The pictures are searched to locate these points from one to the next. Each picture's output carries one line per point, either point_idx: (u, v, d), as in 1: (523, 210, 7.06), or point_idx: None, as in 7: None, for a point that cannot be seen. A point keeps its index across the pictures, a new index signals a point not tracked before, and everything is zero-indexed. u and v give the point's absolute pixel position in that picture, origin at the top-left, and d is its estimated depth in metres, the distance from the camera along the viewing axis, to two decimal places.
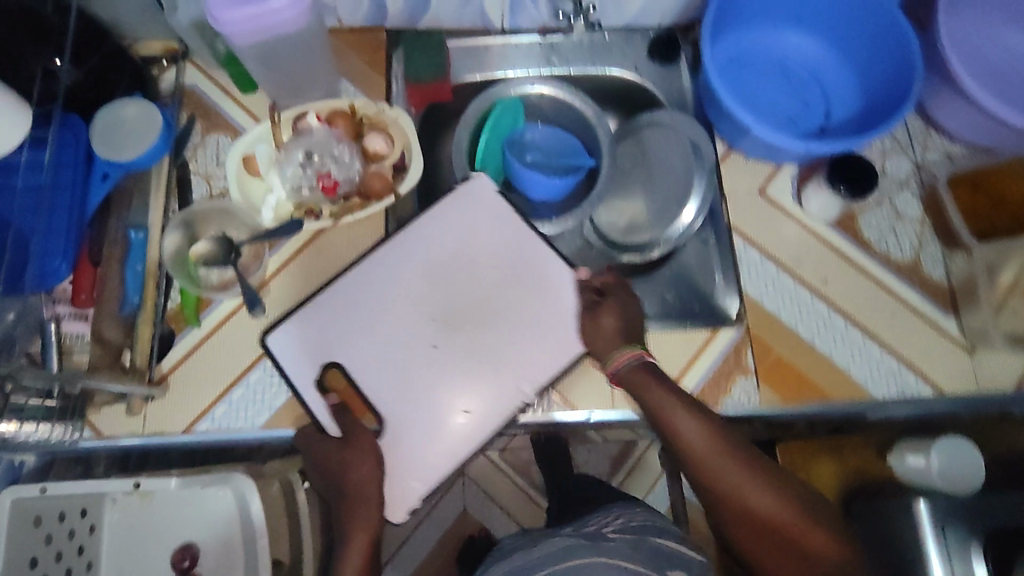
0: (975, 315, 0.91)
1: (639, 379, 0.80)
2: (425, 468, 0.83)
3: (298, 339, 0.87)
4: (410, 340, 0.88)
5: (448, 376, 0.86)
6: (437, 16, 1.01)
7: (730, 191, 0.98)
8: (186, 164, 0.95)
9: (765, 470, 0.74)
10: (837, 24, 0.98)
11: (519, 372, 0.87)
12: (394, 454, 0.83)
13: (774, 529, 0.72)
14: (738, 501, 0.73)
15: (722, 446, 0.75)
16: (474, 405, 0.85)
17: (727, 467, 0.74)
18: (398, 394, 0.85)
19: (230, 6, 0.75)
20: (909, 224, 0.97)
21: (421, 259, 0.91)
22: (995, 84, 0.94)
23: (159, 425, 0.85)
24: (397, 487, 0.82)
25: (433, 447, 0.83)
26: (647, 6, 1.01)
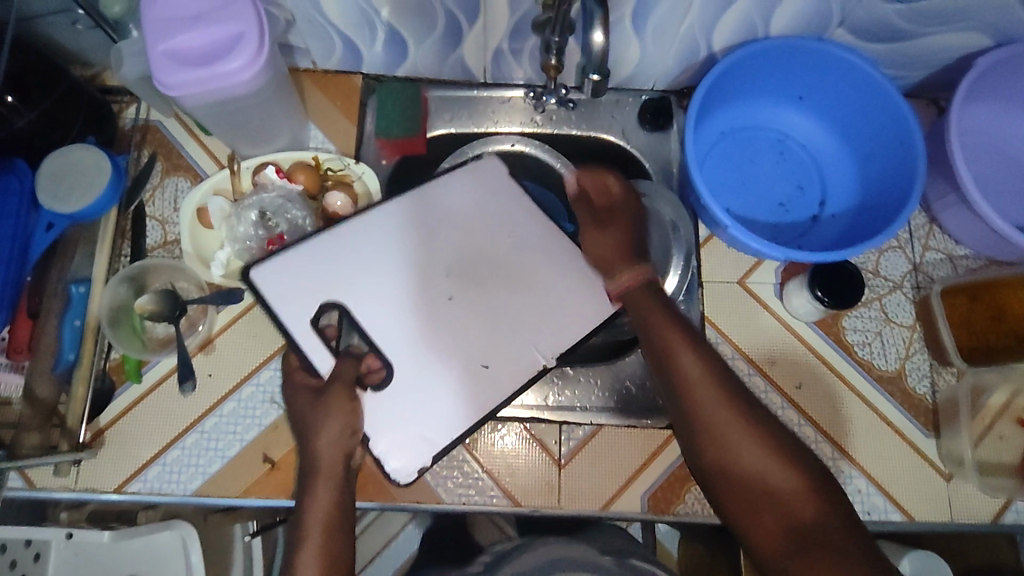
0: (955, 438, 0.85)
1: (640, 300, 0.77)
2: (435, 431, 0.80)
3: (305, 274, 0.84)
4: (428, 293, 0.85)
5: (465, 331, 0.84)
6: (416, 66, 0.96)
7: (709, 279, 0.93)
8: (141, 207, 0.92)
9: (761, 415, 0.69)
10: (840, 107, 0.91)
11: (539, 339, 0.85)
12: (389, 408, 0.80)
13: (756, 482, 0.66)
14: (719, 444, 0.68)
15: (716, 378, 0.70)
16: (494, 360, 0.83)
17: (720, 403, 0.69)
18: (412, 348, 0.83)
19: (179, 69, 0.71)
20: (898, 331, 0.91)
21: (442, 220, 0.89)
22: (987, 186, 0.92)
23: (92, 482, 0.83)
24: (401, 441, 0.79)
25: (448, 402, 0.81)
26: (639, 71, 0.95)
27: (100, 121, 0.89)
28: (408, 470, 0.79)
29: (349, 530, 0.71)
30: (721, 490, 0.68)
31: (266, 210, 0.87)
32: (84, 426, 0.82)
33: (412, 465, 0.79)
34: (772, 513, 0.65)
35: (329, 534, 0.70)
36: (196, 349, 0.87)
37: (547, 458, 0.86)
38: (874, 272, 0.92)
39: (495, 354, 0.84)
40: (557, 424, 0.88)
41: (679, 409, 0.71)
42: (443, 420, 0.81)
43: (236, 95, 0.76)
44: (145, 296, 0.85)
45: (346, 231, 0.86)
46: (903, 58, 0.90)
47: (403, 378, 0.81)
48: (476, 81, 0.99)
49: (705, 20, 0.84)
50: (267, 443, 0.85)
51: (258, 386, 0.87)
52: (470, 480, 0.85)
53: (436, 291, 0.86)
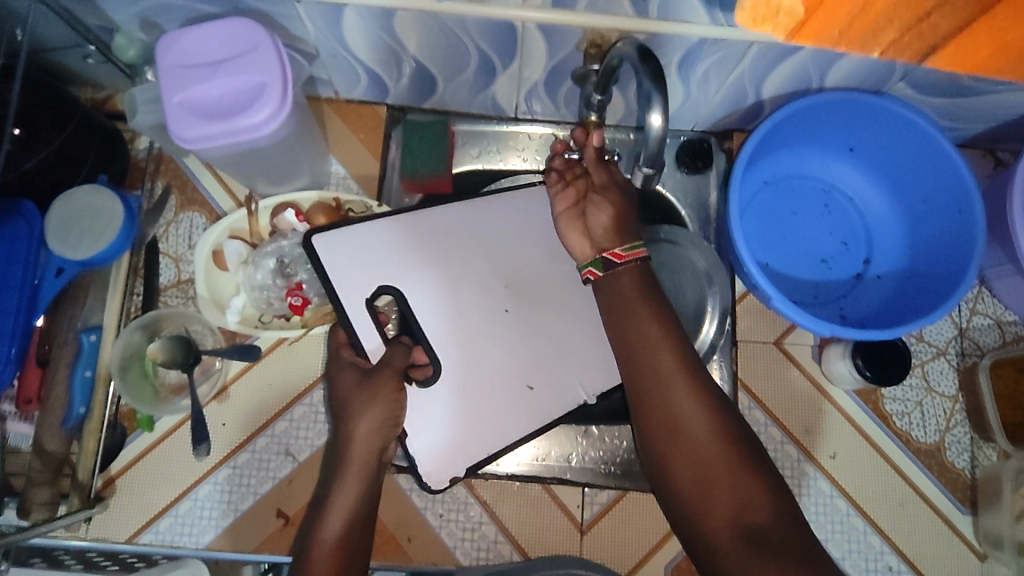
0: (993, 517, 0.82)
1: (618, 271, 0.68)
2: (469, 443, 0.78)
3: (364, 253, 0.78)
4: (483, 301, 0.81)
5: (509, 349, 0.80)
6: (444, 100, 0.90)
7: (742, 339, 0.89)
8: (155, 242, 0.88)
9: (720, 404, 0.64)
10: (895, 163, 0.86)
11: (584, 374, 0.81)
12: (428, 409, 0.77)
13: (709, 479, 0.61)
14: (674, 429, 0.62)
15: (682, 364, 0.64)
16: (540, 383, 0.81)
17: (682, 390, 0.63)
18: (463, 361, 0.79)
19: (196, 123, 0.66)
20: (940, 401, 0.87)
21: (507, 228, 0.83)
22: None
23: (103, 531, 0.81)
24: (437, 451, 0.78)
25: (491, 421, 0.79)
26: (680, 115, 0.90)
27: (111, 154, 0.85)
28: (440, 477, 0.78)
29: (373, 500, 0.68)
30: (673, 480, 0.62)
31: (285, 258, 0.84)
32: (96, 478, 0.81)
33: (444, 474, 0.78)
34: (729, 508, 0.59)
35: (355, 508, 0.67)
36: (211, 398, 0.85)
37: (569, 522, 0.84)
38: (918, 337, 0.88)
39: (542, 376, 0.81)
40: (580, 486, 0.85)
41: (636, 392, 0.65)
42: (483, 439, 0.79)
43: (257, 145, 0.71)
44: (156, 342, 0.82)
45: (408, 221, 0.81)
46: (965, 113, 0.84)
47: (448, 388, 0.78)
48: (506, 116, 0.93)
49: (756, 72, 0.77)
50: (281, 498, 0.83)
51: (273, 438, 0.84)
52: (489, 543, 0.83)
53: (491, 301, 0.81)
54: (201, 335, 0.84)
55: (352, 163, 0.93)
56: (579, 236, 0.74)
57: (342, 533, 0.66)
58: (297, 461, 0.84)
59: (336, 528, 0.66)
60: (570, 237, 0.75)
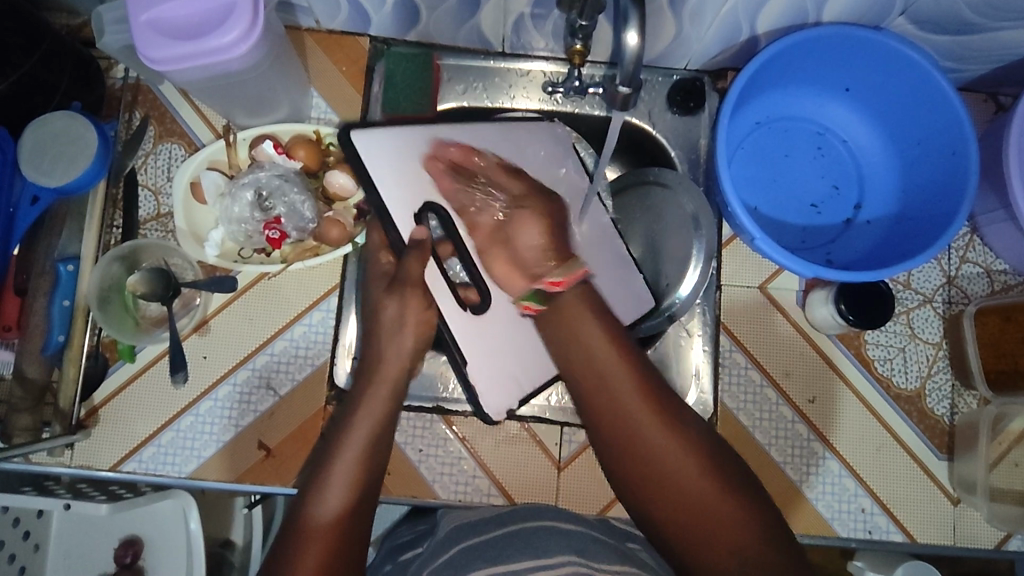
0: (968, 463, 0.82)
1: (569, 309, 0.66)
2: (517, 374, 0.78)
3: (383, 161, 0.74)
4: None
5: None
6: (429, 32, 0.87)
7: (727, 283, 0.88)
8: (134, 173, 0.86)
9: (692, 429, 0.61)
10: (891, 105, 0.84)
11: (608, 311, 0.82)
12: (473, 339, 0.75)
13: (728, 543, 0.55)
14: (677, 495, 0.58)
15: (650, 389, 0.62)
16: None
17: (650, 418, 0.60)
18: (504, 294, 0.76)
19: (164, 43, 0.65)
20: (923, 349, 0.87)
21: (516, 156, 0.80)
22: None
23: (86, 460, 0.82)
24: (489, 382, 0.77)
25: (534, 355, 0.77)
26: (673, 51, 0.86)
27: (85, 82, 0.83)
28: (499, 407, 0.78)
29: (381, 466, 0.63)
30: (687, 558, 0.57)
31: (263, 191, 0.82)
32: (78, 406, 0.81)
33: (503, 404, 0.78)
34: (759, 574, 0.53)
35: (366, 459, 0.62)
36: (191, 331, 0.84)
37: (547, 459, 0.85)
38: (905, 284, 0.87)
39: None
40: (558, 425, 0.86)
41: (624, 465, 0.60)
42: (528, 372, 0.78)
43: (230, 68, 0.70)
44: (137, 274, 0.81)
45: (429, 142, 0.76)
46: (966, 53, 0.81)
47: (493, 320, 0.76)
48: (494, 50, 0.90)
49: (752, 3, 0.74)
50: (262, 430, 0.84)
51: (254, 371, 0.85)
52: (468, 477, 0.84)
53: None
54: (180, 269, 0.84)
55: (334, 96, 0.91)
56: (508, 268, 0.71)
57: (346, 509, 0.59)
58: (277, 395, 0.84)
59: (338, 504, 0.59)
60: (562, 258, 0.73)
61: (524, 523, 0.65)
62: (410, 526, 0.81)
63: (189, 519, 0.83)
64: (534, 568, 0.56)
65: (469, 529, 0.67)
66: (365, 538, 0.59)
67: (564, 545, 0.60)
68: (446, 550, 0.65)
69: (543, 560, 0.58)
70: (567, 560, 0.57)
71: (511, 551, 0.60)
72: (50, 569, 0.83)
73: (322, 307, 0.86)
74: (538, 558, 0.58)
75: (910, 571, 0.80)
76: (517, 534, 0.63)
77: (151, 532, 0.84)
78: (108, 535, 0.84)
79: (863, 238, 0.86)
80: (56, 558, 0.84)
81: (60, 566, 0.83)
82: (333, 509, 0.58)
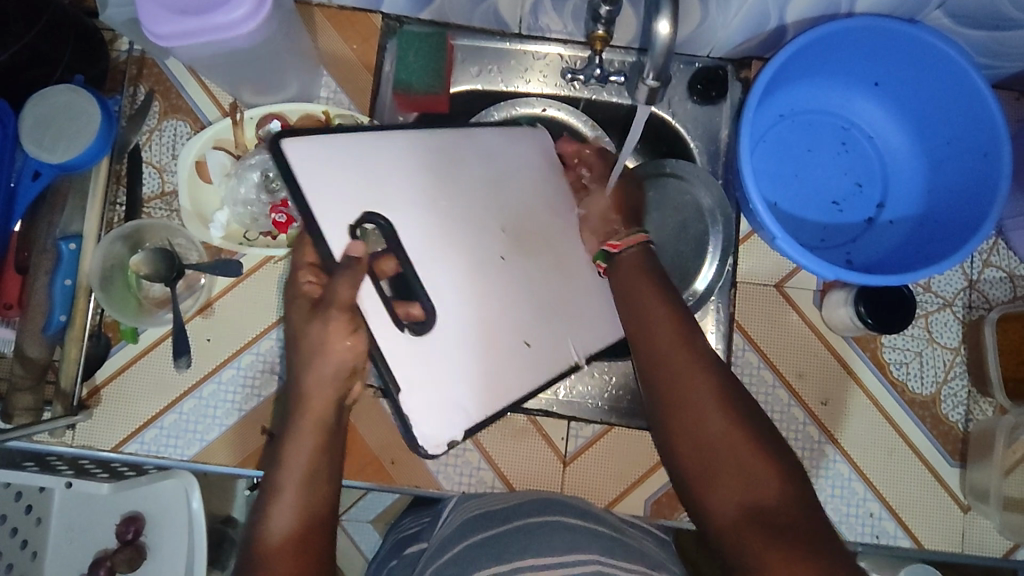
0: (981, 471, 0.81)
1: (627, 278, 0.66)
2: (480, 398, 0.71)
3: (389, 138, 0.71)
4: (479, 248, 0.72)
5: (507, 296, 0.72)
6: (443, 11, 0.84)
7: (742, 280, 0.86)
8: (138, 150, 0.84)
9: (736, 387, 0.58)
10: (919, 100, 0.81)
11: (579, 332, 0.76)
12: (438, 355, 0.69)
13: (770, 516, 0.52)
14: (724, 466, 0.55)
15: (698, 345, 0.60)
16: (537, 339, 0.74)
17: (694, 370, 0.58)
18: (461, 313, 0.70)
19: (168, 17, 0.62)
20: (940, 355, 0.85)
21: (484, 165, 0.75)
22: None
23: (88, 439, 0.82)
24: (440, 411, 0.70)
25: (495, 374, 0.72)
26: (697, 38, 0.83)
27: (89, 54, 0.81)
28: (438, 442, 0.70)
29: (332, 465, 0.62)
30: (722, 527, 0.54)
31: (269, 172, 0.81)
32: (80, 386, 0.80)
33: (444, 438, 0.70)
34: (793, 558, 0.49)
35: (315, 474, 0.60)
36: (195, 313, 0.83)
37: (553, 454, 0.84)
38: (925, 287, 0.85)
39: (539, 332, 0.74)
40: (565, 419, 0.85)
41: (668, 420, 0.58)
42: (487, 396, 0.72)
43: (237, 45, 0.67)
44: (140, 254, 0.80)
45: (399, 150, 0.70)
46: (1003, 49, 0.78)
47: (441, 346, 0.69)
48: (510, 32, 0.87)
49: None
50: (266, 416, 0.82)
51: (258, 356, 0.83)
52: (472, 469, 0.83)
53: (488, 245, 0.72)
54: (185, 250, 0.82)
55: (342, 75, 0.88)
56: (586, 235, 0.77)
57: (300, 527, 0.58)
58: (282, 379, 0.83)
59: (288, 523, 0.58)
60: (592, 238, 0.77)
61: (536, 522, 0.64)
62: (414, 519, 0.80)
63: (190, 499, 0.81)
64: (539, 567, 0.55)
65: (474, 526, 0.66)
66: (331, 534, 0.60)
67: (570, 541, 0.59)
68: (450, 548, 0.63)
69: (556, 558, 0.56)
70: (586, 561, 0.56)
71: (514, 547, 0.59)
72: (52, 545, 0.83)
73: None
74: (544, 556, 0.57)
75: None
76: (522, 530, 0.62)
77: (153, 513, 0.83)
78: (109, 516, 0.84)
79: (885, 238, 0.84)
80: (57, 537, 0.83)
81: (62, 543, 0.83)
82: (290, 521, 0.58)
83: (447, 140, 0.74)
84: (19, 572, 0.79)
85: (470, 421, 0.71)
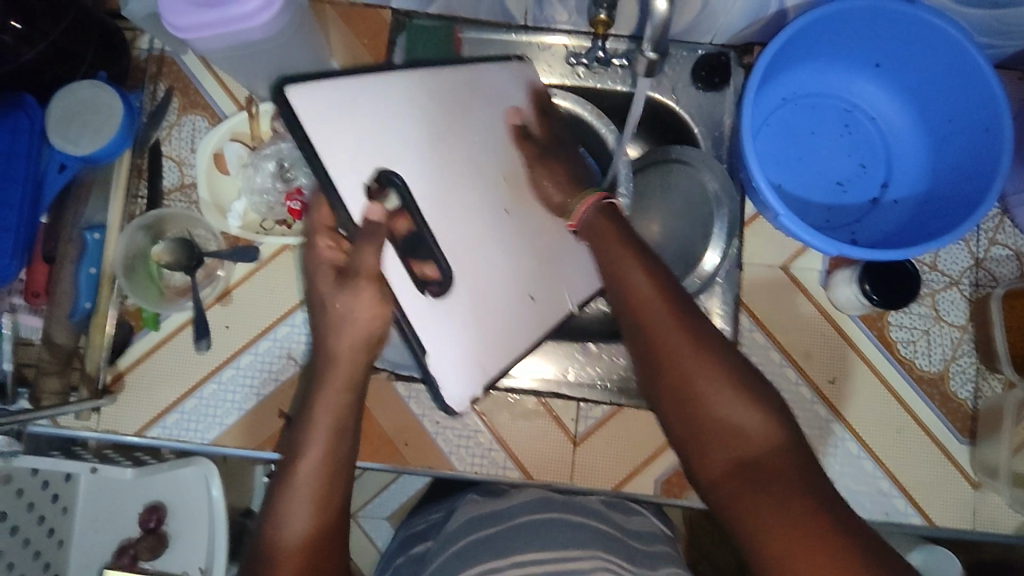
0: (992, 447, 0.81)
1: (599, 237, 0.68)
2: (493, 352, 0.73)
3: None
4: (485, 192, 0.71)
5: (509, 250, 0.73)
6: (450, 5, 0.87)
7: (749, 262, 0.87)
8: (158, 144, 0.87)
9: (708, 332, 0.60)
10: (920, 80, 0.82)
11: (574, 283, 0.79)
12: (479, 294, 0.70)
13: (754, 465, 0.54)
14: (716, 423, 0.56)
15: (666, 294, 0.62)
16: (541, 294, 0.76)
17: (666, 320, 0.60)
18: (482, 256, 0.71)
19: (188, 10, 0.65)
20: (948, 332, 0.85)
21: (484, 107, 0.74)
22: None
23: (113, 424, 0.84)
24: (468, 362, 0.71)
25: (507, 326, 0.74)
26: (699, 25, 0.84)
27: (110, 52, 0.84)
28: (462, 400, 0.73)
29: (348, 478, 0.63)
30: (713, 483, 0.56)
31: (285, 162, 0.84)
32: (104, 371, 0.83)
33: (467, 394, 0.72)
34: (797, 531, 0.50)
35: (332, 469, 0.62)
36: (215, 300, 0.85)
37: (564, 434, 0.86)
38: (931, 266, 0.86)
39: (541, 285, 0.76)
40: (575, 400, 0.86)
41: (648, 371, 0.60)
42: (496, 350, 0.73)
43: (254, 37, 0.70)
44: (162, 244, 0.82)
45: None
46: (1002, 27, 0.79)
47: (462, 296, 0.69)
48: (516, 24, 0.89)
49: None
50: (283, 399, 0.85)
51: (275, 342, 0.86)
52: (484, 450, 0.85)
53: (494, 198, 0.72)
54: (204, 241, 0.85)
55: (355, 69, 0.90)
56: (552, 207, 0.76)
57: (318, 526, 0.59)
58: (298, 364, 0.85)
59: (306, 523, 0.59)
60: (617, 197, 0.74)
61: (551, 517, 0.64)
62: (424, 513, 0.81)
63: (211, 486, 0.83)
64: (535, 562, 0.58)
65: (487, 519, 0.66)
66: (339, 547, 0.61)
67: (571, 538, 0.61)
68: (457, 540, 0.65)
69: (552, 555, 0.58)
70: (588, 558, 0.58)
71: (519, 543, 0.61)
72: (77, 530, 0.86)
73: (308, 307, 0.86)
74: (546, 552, 0.59)
75: (926, 557, 0.79)
76: (534, 525, 0.63)
77: (174, 498, 0.85)
78: (132, 501, 0.86)
79: (887, 218, 0.85)
80: (82, 522, 0.86)
81: (86, 528, 0.85)
82: (304, 529, 0.59)
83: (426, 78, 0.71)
84: (47, 556, 0.82)
85: (487, 375, 0.74)
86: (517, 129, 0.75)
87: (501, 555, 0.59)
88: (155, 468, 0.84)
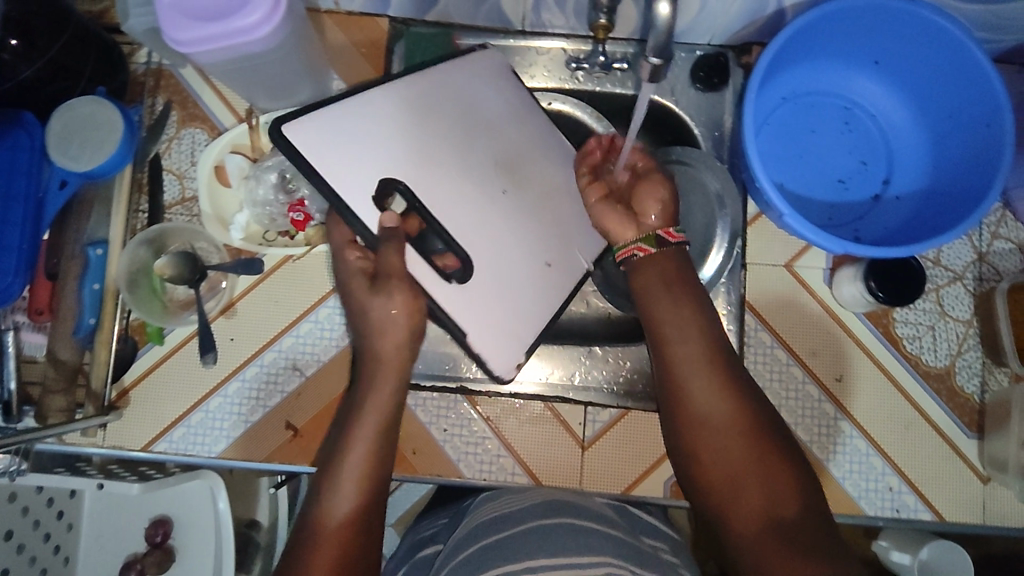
0: (1000, 441, 0.81)
1: (646, 279, 0.68)
2: (521, 322, 0.73)
3: None
4: (480, 180, 0.72)
5: (516, 225, 0.73)
6: (448, 12, 0.87)
7: (753, 262, 0.87)
8: (158, 158, 0.87)
9: (742, 389, 0.62)
10: (919, 77, 0.82)
11: (585, 243, 0.79)
12: (486, 301, 0.70)
13: (782, 526, 0.56)
14: (739, 480, 0.59)
15: (705, 348, 0.63)
16: (557, 259, 0.76)
17: (701, 376, 0.62)
18: (486, 263, 0.71)
19: (188, 24, 0.65)
20: (953, 327, 0.85)
21: (467, 106, 0.74)
22: None
23: (119, 440, 0.84)
24: (497, 337, 0.71)
25: (529, 290, 0.73)
26: (696, 26, 0.85)
27: (108, 67, 0.84)
28: (508, 363, 0.72)
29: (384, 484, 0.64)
30: (734, 535, 0.58)
31: (286, 173, 0.84)
32: (109, 388, 0.83)
33: (509, 360, 0.72)
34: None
35: (373, 468, 0.63)
36: (218, 313, 0.85)
37: (572, 438, 0.85)
38: (934, 261, 0.86)
39: (555, 250, 0.76)
40: (582, 404, 0.86)
41: (677, 424, 0.63)
42: (528, 316, 0.73)
43: (254, 50, 0.70)
44: (165, 258, 0.82)
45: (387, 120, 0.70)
46: (1000, 22, 0.79)
47: (479, 281, 0.70)
48: (513, 29, 0.89)
49: None
50: (288, 411, 0.84)
51: (281, 353, 0.85)
52: (492, 457, 0.85)
53: (490, 179, 0.73)
54: (206, 253, 0.85)
55: (354, 79, 0.90)
56: (618, 219, 0.73)
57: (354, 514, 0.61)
58: (304, 375, 0.85)
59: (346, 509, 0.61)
60: (608, 222, 0.73)
61: (560, 522, 0.64)
62: (432, 522, 0.81)
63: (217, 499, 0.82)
64: (552, 565, 0.56)
65: (497, 525, 0.66)
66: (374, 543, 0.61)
67: (583, 544, 0.60)
68: (465, 548, 0.64)
69: (561, 560, 0.57)
70: (600, 562, 0.57)
71: (527, 548, 0.60)
72: (83, 547, 0.85)
73: (310, 319, 0.86)
74: (557, 557, 0.57)
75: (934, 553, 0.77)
76: (546, 529, 0.63)
77: (181, 512, 0.85)
78: (138, 516, 0.86)
79: (890, 213, 0.85)
80: (89, 539, 0.85)
81: (93, 545, 0.85)
82: (347, 508, 0.61)
83: (422, 89, 0.72)
84: (53, 574, 0.81)
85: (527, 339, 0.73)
86: (507, 126, 0.76)
87: (513, 558, 0.59)
88: (162, 483, 0.82)
